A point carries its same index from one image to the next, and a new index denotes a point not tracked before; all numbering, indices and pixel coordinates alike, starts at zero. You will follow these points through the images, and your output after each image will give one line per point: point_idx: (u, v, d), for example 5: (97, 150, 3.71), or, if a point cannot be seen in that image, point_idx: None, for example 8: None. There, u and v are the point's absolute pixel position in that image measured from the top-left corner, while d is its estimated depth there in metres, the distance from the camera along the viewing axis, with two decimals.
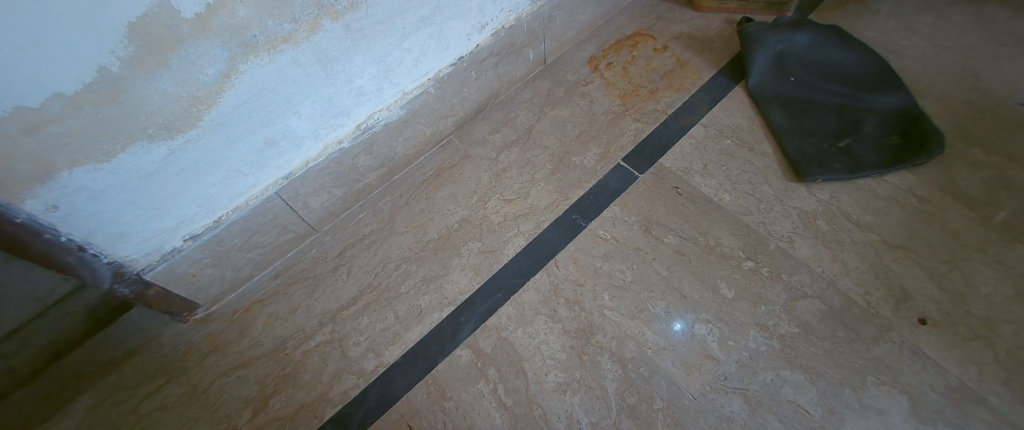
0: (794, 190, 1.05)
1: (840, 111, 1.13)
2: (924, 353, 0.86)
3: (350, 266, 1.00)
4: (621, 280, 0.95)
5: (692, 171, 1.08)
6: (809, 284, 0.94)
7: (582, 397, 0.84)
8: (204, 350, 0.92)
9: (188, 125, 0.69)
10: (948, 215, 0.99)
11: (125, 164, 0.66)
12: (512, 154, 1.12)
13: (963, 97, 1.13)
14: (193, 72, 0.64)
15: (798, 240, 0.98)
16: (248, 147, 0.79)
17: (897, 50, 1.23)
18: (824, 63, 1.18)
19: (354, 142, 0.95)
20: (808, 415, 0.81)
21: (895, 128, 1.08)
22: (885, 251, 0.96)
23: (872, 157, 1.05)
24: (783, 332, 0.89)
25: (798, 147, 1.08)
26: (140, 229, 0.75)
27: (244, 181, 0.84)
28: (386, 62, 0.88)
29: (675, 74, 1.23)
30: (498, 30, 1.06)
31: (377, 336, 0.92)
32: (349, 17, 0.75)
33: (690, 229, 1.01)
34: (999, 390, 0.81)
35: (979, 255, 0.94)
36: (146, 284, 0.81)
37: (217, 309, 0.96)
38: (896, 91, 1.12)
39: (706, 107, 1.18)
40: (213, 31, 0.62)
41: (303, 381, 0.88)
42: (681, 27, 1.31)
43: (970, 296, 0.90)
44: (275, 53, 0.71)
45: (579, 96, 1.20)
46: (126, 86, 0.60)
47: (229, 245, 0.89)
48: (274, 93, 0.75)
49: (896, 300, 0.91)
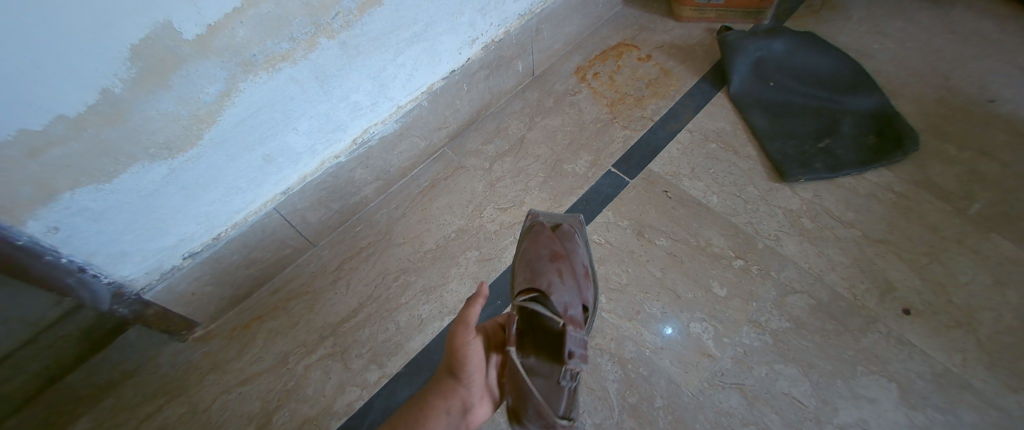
0: (778, 189, 1.09)
1: (819, 114, 1.18)
2: (911, 342, 0.89)
3: (349, 280, 1.01)
4: (617, 283, 0.98)
5: (680, 175, 1.12)
6: (797, 280, 0.97)
7: (584, 399, 0.86)
8: (203, 369, 0.92)
9: (189, 144, 0.70)
10: (926, 208, 1.04)
11: (126, 184, 0.67)
12: (506, 163, 1.15)
13: (934, 97, 1.19)
14: (194, 92, 0.66)
15: (785, 238, 1.02)
16: (246, 163, 0.80)
17: (869, 53, 1.29)
18: (801, 68, 1.24)
19: (350, 156, 0.96)
20: (803, 407, 0.84)
21: (871, 128, 1.13)
22: (868, 246, 1.00)
23: (850, 157, 1.10)
24: (774, 327, 0.92)
25: (780, 148, 1.13)
26: (139, 248, 0.76)
27: (243, 198, 0.84)
28: (381, 77, 0.90)
29: (660, 82, 1.28)
30: (488, 43, 1.09)
31: (379, 347, 0.93)
32: (345, 34, 0.78)
33: (681, 231, 1.04)
34: (984, 374, 0.85)
35: (957, 246, 0.98)
36: (144, 305, 0.82)
37: (216, 326, 0.96)
38: (870, 92, 1.17)
39: (691, 112, 1.22)
40: (214, 51, 0.64)
41: (306, 395, 0.89)
42: (664, 37, 1.36)
43: (951, 285, 0.94)
44: (274, 71, 0.72)
45: (569, 105, 1.24)
46: (128, 107, 0.61)
47: (228, 262, 0.90)
48: (272, 110, 0.77)
49: (880, 292, 0.94)
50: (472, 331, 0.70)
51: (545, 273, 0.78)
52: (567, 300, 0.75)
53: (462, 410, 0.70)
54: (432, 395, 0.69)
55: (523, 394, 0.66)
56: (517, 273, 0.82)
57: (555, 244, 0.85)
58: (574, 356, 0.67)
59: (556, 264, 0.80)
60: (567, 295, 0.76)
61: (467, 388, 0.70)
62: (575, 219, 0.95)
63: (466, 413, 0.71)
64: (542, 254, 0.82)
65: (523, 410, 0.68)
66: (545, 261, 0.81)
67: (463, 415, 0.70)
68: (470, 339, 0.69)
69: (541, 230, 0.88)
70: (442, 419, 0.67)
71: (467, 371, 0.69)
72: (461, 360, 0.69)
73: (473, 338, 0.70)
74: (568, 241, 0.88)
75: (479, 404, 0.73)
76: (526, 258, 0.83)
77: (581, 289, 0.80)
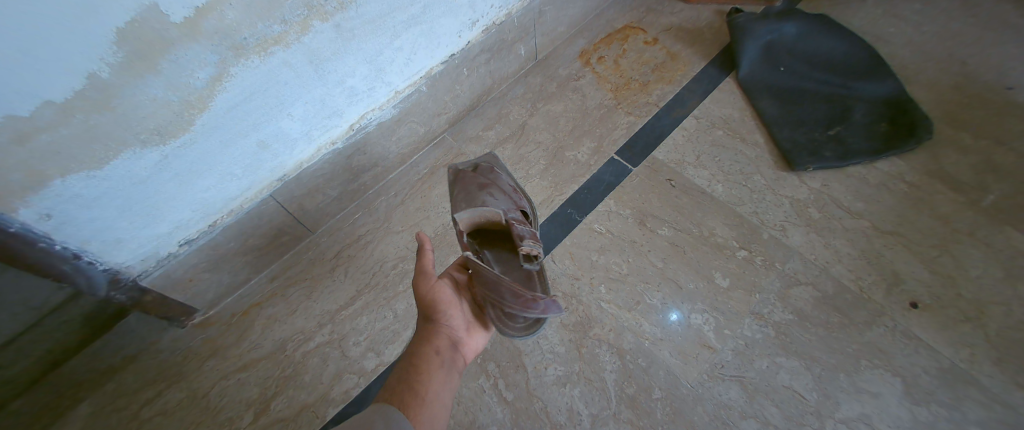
0: (786, 178, 1.06)
1: (830, 100, 1.14)
2: (917, 336, 0.87)
3: (347, 267, 1.00)
4: (617, 273, 0.96)
5: (685, 163, 1.09)
6: (802, 271, 0.95)
7: (582, 390, 0.85)
8: (203, 355, 0.92)
9: (181, 130, 0.69)
10: (938, 199, 1.00)
11: (118, 171, 0.66)
12: (506, 150, 1.12)
13: (950, 83, 1.14)
14: (183, 77, 0.64)
15: (791, 228, 0.99)
16: (240, 150, 0.78)
17: (885, 37, 1.24)
18: (814, 53, 1.19)
19: (347, 142, 0.94)
20: (804, 400, 0.83)
21: (884, 115, 1.09)
22: (876, 237, 0.97)
23: (861, 145, 1.06)
24: (777, 319, 0.90)
25: (789, 136, 1.10)
26: (135, 234, 0.75)
27: (239, 184, 0.83)
28: (377, 62, 0.88)
29: (667, 66, 1.24)
30: (489, 26, 1.05)
31: (377, 336, 0.93)
32: (339, 17, 0.75)
33: (684, 221, 1.02)
34: (991, 370, 0.83)
35: (969, 239, 0.96)
36: (142, 291, 0.82)
37: (215, 313, 0.96)
38: (885, 78, 1.13)
39: (698, 98, 1.18)
40: (203, 34, 0.62)
41: (304, 382, 0.89)
42: (672, 19, 1.32)
43: (961, 278, 0.92)
44: (266, 55, 0.70)
45: (572, 91, 1.20)
46: (116, 92, 0.59)
47: (226, 249, 0.89)
48: (266, 95, 0.74)
49: (887, 285, 0.92)
50: (431, 274, 0.76)
51: (478, 201, 0.86)
52: (504, 208, 0.85)
53: (453, 345, 0.73)
54: (417, 343, 0.71)
55: (491, 286, 0.71)
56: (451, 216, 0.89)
57: (480, 177, 0.92)
58: (527, 239, 0.76)
59: (485, 191, 0.88)
60: (500, 206, 0.85)
61: (448, 324, 0.74)
62: (489, 158, 1.02)
63: (459, 349, 0.74)
64: (471, 189, 0.89)
65: (499, 302, 0.72)
66: (473, 192, 0.88)
67: (456, 350, 0.73)
68: (432, 283, 0.75)
69: (463, 174, 0.94)
70: (438, 357, 0.69)
71: (441, 311, 0.74)
72: (430, 306, 0.74)
73: (435, 281, 0.76)
74: (494, 173, 0.94)
75: (468, 337, 0.76)
76: (457, 196, 0.89)
77: (514, 201, 0.89)
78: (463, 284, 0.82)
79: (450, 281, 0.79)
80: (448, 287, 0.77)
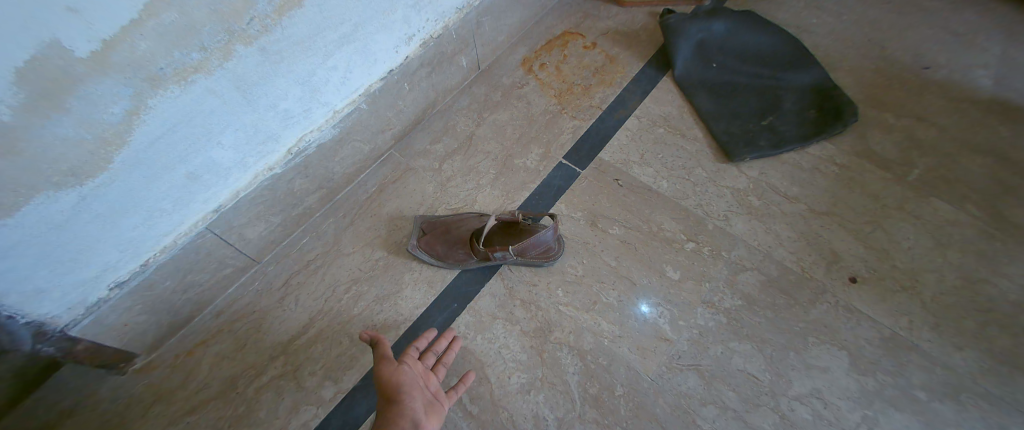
0: (727, 169, 1.10)
1: (762, 92, 1.20)
2: (858, 309, 0.92)
3: (297, 295, 0.97)
4: (573, 275, 0.97)
5: (630, 163, 1.12)
6: (747, 257, 0.98)
7: (546, 395, 0.85)
8: (147, 401, 0.87)
9: (99, 168, 0.65)
10: (868, 177, 1.07)
11: (30, 217, 0.62)
12: (455, 162, 1.13)
13: (871, 68, 1.22)
14: (95, 112, 0.61)
15: (734, 217, 1.03)
16: (168, 183, 0.75)
17: (808, 28, 1.32)
18: (743, 48, 1.25)
19: (287, 167, 0.92)
20: (758, 382, 0.86)
21: (811, 103, 1.16)
22: (813, 219, 1.03)
23: (793, 132, 1.12)
24: (727, 306, 0.93)
25: (725, 129, 1.14)
26: (56, 283, 0.71)
27: (170, 220, 0.80)
28: (311, 82, 0.86)
29: (606, 69, 1.27)
30: (426, 40, 1.05)
31: (334, 362, 0.90)
32: (263, 40, 0.74)
33: (634, 218, 1.04)
34: (929, 335, 0.88)
35: (898, 212, 1.02)
36: (73, 341, 0.77)
37: (157, 356, 0.91)
38: (809, 68, 1.20)
39: (639, 98, 1.22)
40: (113, 67, 0.59)
41: (258, 419, 0.85)
42: (608, 23, 1.36)
43: (894, 250, 0.98)
44: (186, 84, 0.68)
45: (517, 99, 1.22)
46: (20, 135, 0.56)
47: (162, 289, 0.85)
48: (190, 125, 0.72)
49: (827, 263, 0.97)
50: (392, 359, 0.69)
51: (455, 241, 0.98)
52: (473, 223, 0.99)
53: (416, 426, 0.63)
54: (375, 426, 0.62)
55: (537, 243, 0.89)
56: (454, 259, 0.97)
57: (436, 227, 1.00)
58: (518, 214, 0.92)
59: (449, 228, 0.99)
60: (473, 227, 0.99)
61: (411, 403, 0.66)
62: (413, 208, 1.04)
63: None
64: (441, 238, 0.98)
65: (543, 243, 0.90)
66: (446, 236, 0.98)
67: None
68: (393, 365, 0.69)
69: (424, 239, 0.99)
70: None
71: (403, 392, 0.67)
72: (391, 388, 0.67)
73: (397, 365, 0.70)
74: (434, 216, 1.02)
75: (427, 419, 0.66)
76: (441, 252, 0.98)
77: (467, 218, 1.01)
78: (421, 372, 0.74)
79: (408, 366, 0.72)
80: (407, 372, 0.70)
